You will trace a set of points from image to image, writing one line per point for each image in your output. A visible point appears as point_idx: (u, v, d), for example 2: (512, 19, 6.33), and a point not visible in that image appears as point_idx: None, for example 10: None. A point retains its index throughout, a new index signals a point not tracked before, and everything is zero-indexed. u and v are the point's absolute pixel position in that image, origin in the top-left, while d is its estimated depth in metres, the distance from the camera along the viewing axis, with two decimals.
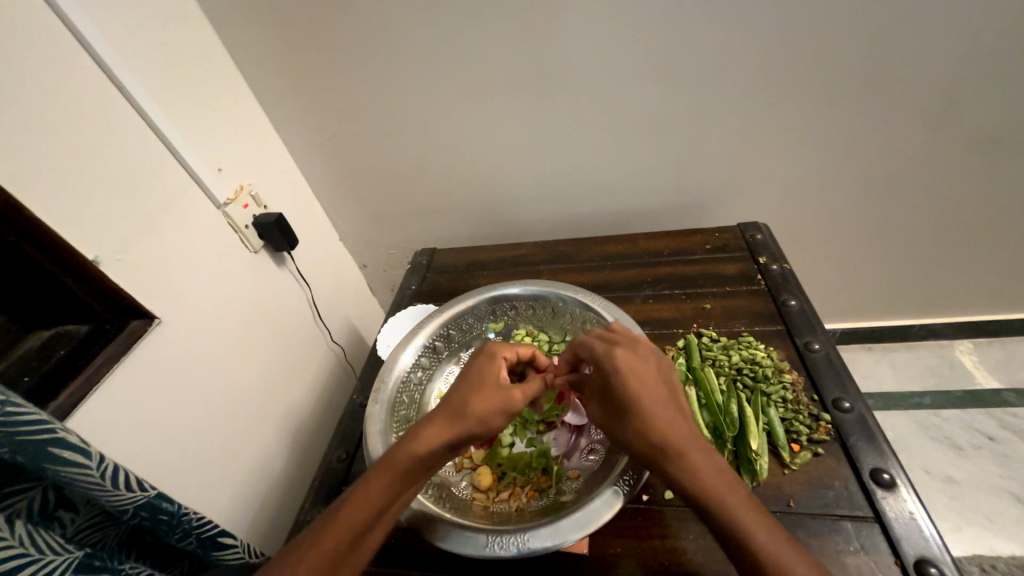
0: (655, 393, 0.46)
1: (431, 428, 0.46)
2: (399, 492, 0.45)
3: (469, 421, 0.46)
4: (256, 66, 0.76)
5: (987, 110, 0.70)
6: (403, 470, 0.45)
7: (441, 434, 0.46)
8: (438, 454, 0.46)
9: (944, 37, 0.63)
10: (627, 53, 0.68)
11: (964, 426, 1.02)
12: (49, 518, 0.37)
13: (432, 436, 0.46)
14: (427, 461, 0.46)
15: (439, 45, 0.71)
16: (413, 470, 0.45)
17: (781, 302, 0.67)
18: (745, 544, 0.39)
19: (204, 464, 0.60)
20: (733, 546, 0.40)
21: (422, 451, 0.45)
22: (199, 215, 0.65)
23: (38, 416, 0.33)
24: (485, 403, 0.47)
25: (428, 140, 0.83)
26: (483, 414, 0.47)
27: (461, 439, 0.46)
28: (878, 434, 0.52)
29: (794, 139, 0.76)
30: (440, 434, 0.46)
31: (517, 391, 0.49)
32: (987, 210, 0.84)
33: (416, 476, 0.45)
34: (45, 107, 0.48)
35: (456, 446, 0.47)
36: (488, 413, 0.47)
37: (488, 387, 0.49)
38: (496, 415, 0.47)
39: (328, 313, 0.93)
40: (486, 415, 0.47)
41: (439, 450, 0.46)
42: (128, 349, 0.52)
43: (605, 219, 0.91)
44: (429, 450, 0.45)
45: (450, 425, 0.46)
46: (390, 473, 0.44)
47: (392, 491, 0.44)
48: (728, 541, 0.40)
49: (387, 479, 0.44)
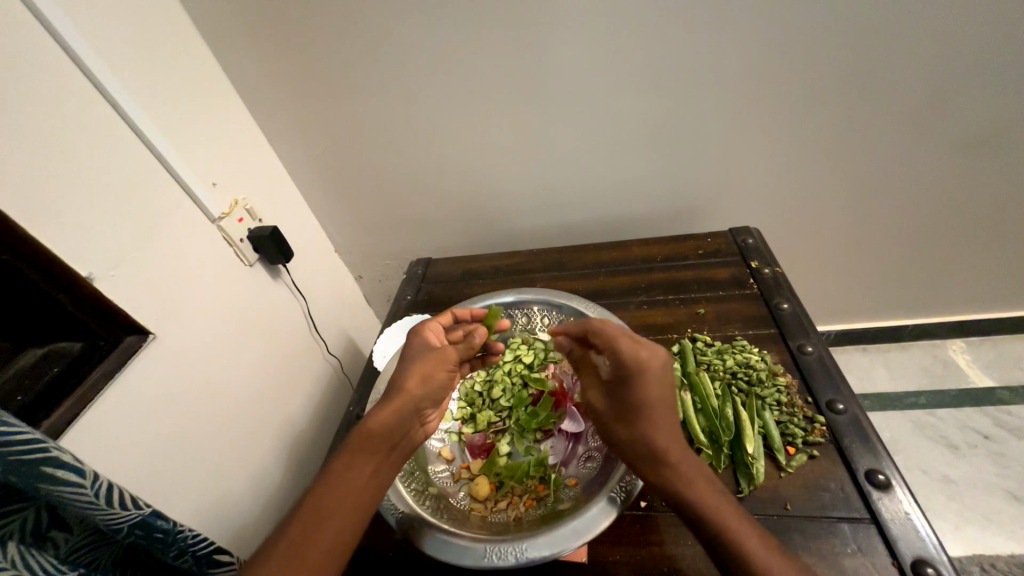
0: (665, 381, 0.46)
1: (382, 406, 0.48)
2: (364, 473, 0.44)
3: (411, 387, 0.50)
4: (249, 80, 0.77)
5: (968, 113, 0.72)
6: (363, 449, 0.45)
7: (391, 408, 0.48)
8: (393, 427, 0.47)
9: (925, 43, 0.65)
10: (617, 62, 0.69)
11: (960, 425, 1.03)
12: (42, 539, 0.37)
13: (385, 412, 0.47)
14: (385, 437, 0.47)
15: (432, 58, 0.71)
16: (373, 447, 0.46)
17: (774, 306, 0.67)
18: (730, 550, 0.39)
19: (201, 479, 0.59)
20: (718, 549, 0.40)
21: (377, 427, 0.46)
22: (194, 230, 0.65)
23: (31, 436, 0.33)
24: (422, 367, 0.51)
25: (422, 151, 0.83)
26: (422, 376, 0.51)
27: (412, 405, 0.49)
28: (872, 434, 0.53)
29: (782, 145, 0.77)
30: (393, 408, 0.48)
31: (449, 349, 0.54)
32: (973, 211, 0.85)
33: (378, 455, 0.46)
34: (37, 125, 0.48)
35: (410, 415, 0.49)
36: (428, 373, 0.51)
37: (425, 355, 0.53)
38: (435, 374, 0.52)
39: (323, 325, 0.92)
40: (425, 375, 0.51)
41: (393, 423, 0.47)
42: (122, 365, 0.52)
43: (599, 226, 0.92)
44: (386, 425, 0.47)
45: (398, 398, 0.49)
46: (355, 454, 0.45)
47: (358, 473, 0.44)
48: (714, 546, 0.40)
49: (353, 460, 0.45)
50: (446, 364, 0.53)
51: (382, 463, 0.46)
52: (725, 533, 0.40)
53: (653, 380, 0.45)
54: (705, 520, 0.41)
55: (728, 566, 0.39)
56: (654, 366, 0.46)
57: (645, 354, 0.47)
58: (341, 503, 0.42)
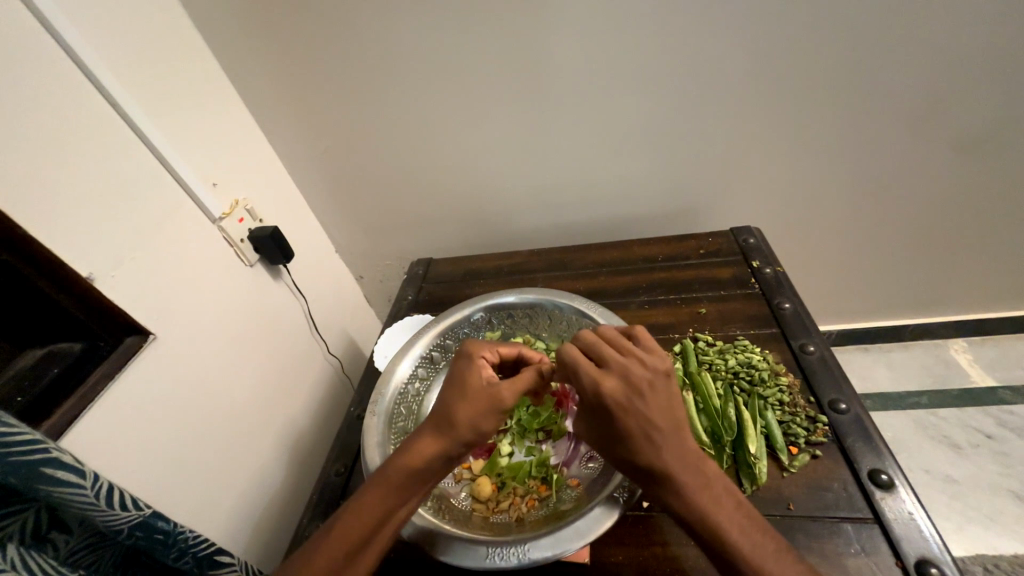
0: (648, 410, 0.43)
1: (423, 445, 0.46)
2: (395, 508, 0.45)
3: (456, 430, 0.46)
4: (250, 81, 0.77)
5: (971, 111, 0.71)
6: (397, 487, 0.45)
7: (431, 447, 0.46)
8: (430, 466, 0.46)
9: (927, 41, 0.65)
10: (618, 61, 0.69)
11: (962, 425, 1.03)
12: (42, 540, 0.37)
13: (423, 451, 0.46)
14: (422, 476, 0.46)
15: (432, 57, 0.71)
16: (407, 486, 0.46)
17: (775, 305, 0.67)
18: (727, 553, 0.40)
19: (201, 481, 0.59)
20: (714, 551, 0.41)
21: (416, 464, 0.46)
22: (195, 230, 0.65)
23: (30, 436, 0.33)
24: (469, 407, 0.47)
25: (423, 152, 0.83)
26: (469, 421, 0.46)
27: (455, 449, 0.46)
28: (875, 435, 0.53)
29: (784, 144, 0.77)
30: (432, 447, 0.46)
31: (501, 388, 0.48)
32: (976, 211, 0.85)
33: (411, 489, 0.46)
34: (37, 124, 0.48)
35: (449, 459, 0.47)
36: (476, 418, 0.47)
37: (474, 395, 0.47)
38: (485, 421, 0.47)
39: (324, 325, 0.92)
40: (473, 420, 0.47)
41: (432, 463, 0.46)
42: (123, 366, 0.52)
43: (599, 226, 0.92)
44: (422, 462, 0.46)
45: (440, 439, 0.46)
46: (388, 488, 0.45)
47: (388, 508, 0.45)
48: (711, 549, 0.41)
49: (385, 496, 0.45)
50: (499, 406, 0.48)
51: (413, 500, 0.47)
52: (723, 538, 0.40)
53: (627, 417, 0.42)
54: (702, 525, 0.41)
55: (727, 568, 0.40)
56: (621, 399, 0.43)
57: (610, 385, 0.43)
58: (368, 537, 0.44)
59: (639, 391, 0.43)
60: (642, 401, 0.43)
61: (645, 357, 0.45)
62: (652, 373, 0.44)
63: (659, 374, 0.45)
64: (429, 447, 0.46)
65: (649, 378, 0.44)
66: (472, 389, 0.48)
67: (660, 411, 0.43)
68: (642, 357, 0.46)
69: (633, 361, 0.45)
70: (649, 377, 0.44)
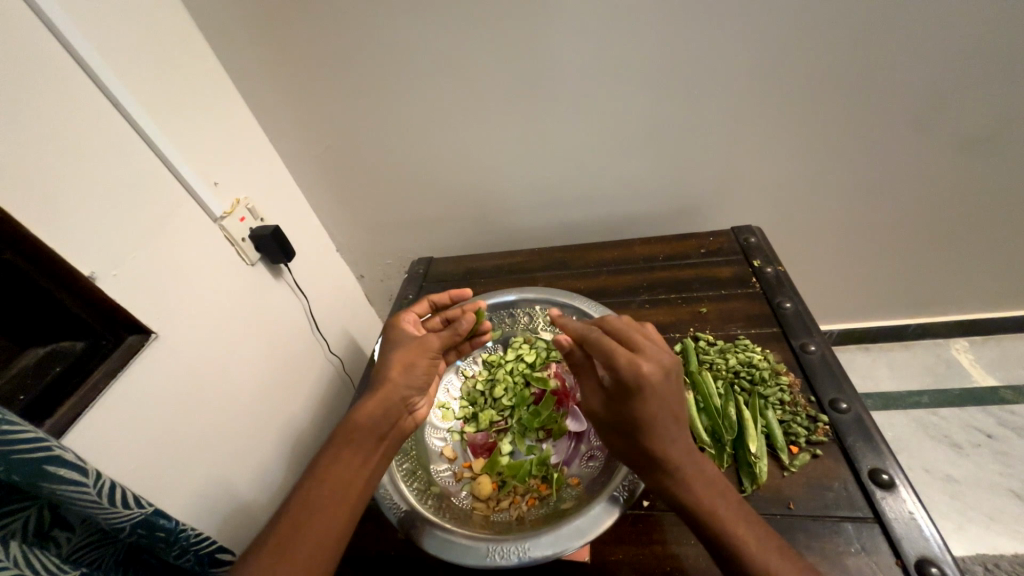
0: (671, 394, 0.43)
1: (367, 399, 0.48)
2: (352, 470, 0.44)
3: (396, 377, 0.49)
4: (252, 81, 0.77)
5: (974, 110, 0.71)
6: (350, 443, 0.45)
7: (376, 403, 0.47)
8: (380, 418, 0.47)
9: (929, 41, 0.64)
10: (620, 61, 0.69)
11: (963, 424, 1.02)
12: (45, 538, 0.37)
13: (372, 406, 0.47)
14: (374, 432, 0.47)
15: (433, 56, 0.71)
16: (360, 442, 0.46)
17: (776, 305, 0.67)
18: (734, 555, 0.40)
19: (201, 480, 0.59)
20: (721, 552, 0.40)
21: (365, 420, 0.46)
22: (196, 230, 0.65)
23: (35, 434, 0.33)
24: (402, 355, 0.51)
25: (425, 152, 0.83)
26: (404, 365, 0.50)
27: (398, 395, 0.48)
28: (876, 434, 0.53)
29: (785, 143, 0.77)
30: (378, 397, 0.48)
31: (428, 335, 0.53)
32: (977, 210, 0.85)
33: (366, 448, 0.46)
34: (39, 123, 0.48)
35: (398, 407, 0.48)
36: (408, 361, 0.50)
37: (408, 343, 0.52)
38: (417, 362, 0.51)
39: (325, 324, 0.92)
40: (407, 364, 0.50)
41: (380, 417, 0.47)
42: (126, 363, 0.52)
43: (601, 226, 0.91)
44: (371, 421, 0.46)
45: (381, 389, 0.48)
46: (342, 447, 0.45)
47: (345, 467, 0.44)
48: (717, 550, 0.41)
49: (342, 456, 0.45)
50: (426, 350, 0.52)
51: (373, 457, 0.46)
52: (724, 536, 0.40)
53: (657, 399, 0.42)
54: (704, 522, 0.41)
55: (730, 568, 0.40)
56: (653, 380, 0.42)
57: (648, 368, 0.42)
58: (330, 501, 0.42)
59: (670, 380, 0.43)
60: (660, 384, 0.42)
61: (649, 343, 0.45)
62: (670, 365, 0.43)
63: (675, 359, 0.45)
64: (375, 402, 0.47)
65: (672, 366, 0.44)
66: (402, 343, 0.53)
67: (674, 399, 0.43)
68: (657, 345, 0.46)
69: (652, 348, 0.45)
70: (668, 365, 0.43)
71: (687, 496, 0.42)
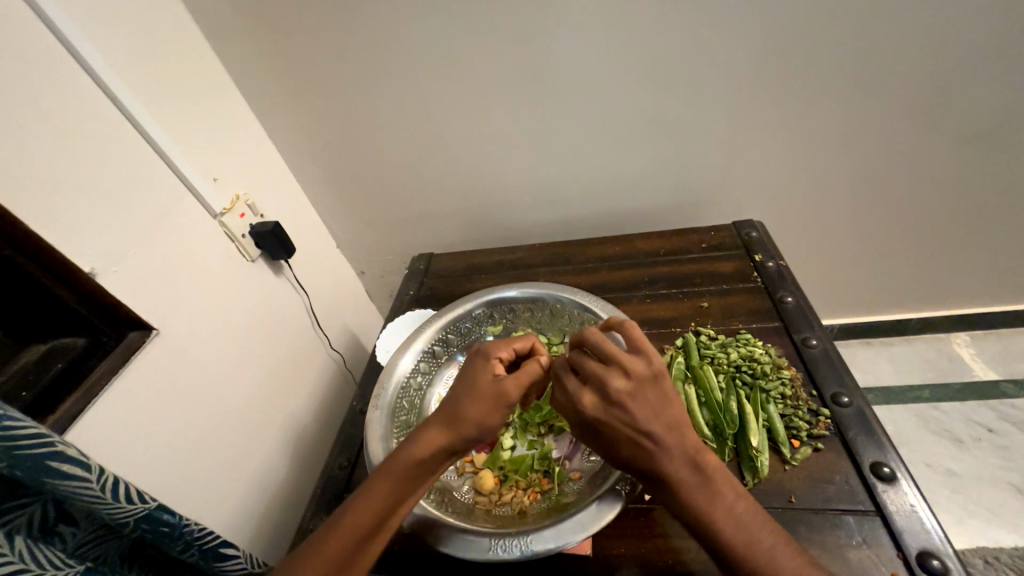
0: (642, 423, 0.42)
1: (427, 433, 0.46)
2: (398, 504, 0.45)
3: (465, 433, 0.46)
4: (251, 75, 0.76)
5: (976, 103, 0.71)
6: (393, 478, 0.45)
7: (436, 441, 0.46)
8: (435, 458, 0.46)
9: (931, 32, 0.64)
10: (622, 56, 0.69)
11: (964, 419, 1.02)
12: (49, 533, 0.37)
13: (428, 444, 0.46)
14: (426, 469, 0.46)
15: (432, 51, 0.71)
16: (413, 478, 0.46)
17: (778, 299, 0.67)
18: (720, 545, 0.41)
19: (203, 476, 0.59)
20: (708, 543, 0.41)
21: (421, 456, 0.46)
22: (197, 226, 0.65)
23: (36, 429, 0.33)
24: (477, 410, 0.46)
25: (425, 146, 0.83)
26: (475, 422, 0.46)
27: (459, 445, 0.46)
28: (877, 428, 0.53)
29: (785, 137, 0.76)
30: (433, 435, 0.46)
31: (506, 384, 0.47)
32: (979, 204, 0.84)
33: (417, 480, 0.46)
34: (35, 116, 0.48)
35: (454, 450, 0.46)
36: (483, 417, 0.46)
37: (478, 393, 0.47)
38: (488, 420, 0.46)
39: (325, 320, 0.92)
40: (478, 422, 0.46)
41: (437, 456, 0.46)
42: (129, 360, 0.52)
43: (601, 220, 0.91)
44: (430, 457, 0.46)
45: (446, 433, 0.46)
46: (385, 480, 0.45)
47: (390, 504, 0.45)
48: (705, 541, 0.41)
49: (383, 491, 0.45)
50: (503, 402, 0.47)
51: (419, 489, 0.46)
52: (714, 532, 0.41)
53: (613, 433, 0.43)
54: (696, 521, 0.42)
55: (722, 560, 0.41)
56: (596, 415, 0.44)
57: (585, 403, 0.44)
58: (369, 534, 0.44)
59: (623, 405, 0.43)
60: (633, 411, 0.42)
61: (624, 360, 0.44)
62: (634, 384, 0.43)
63: (643, 380, 0.44)
64: (435, 441, 0.46)
65: (628, 388, 0.43)
66: (475, 380, 0.48)
67: (641, 423, 0.42)
68: (622, 367, 0.44)
69: (612, 371, 0.44)
70: (628, 389, 0.43)
71: (695, 508, 0.42)
